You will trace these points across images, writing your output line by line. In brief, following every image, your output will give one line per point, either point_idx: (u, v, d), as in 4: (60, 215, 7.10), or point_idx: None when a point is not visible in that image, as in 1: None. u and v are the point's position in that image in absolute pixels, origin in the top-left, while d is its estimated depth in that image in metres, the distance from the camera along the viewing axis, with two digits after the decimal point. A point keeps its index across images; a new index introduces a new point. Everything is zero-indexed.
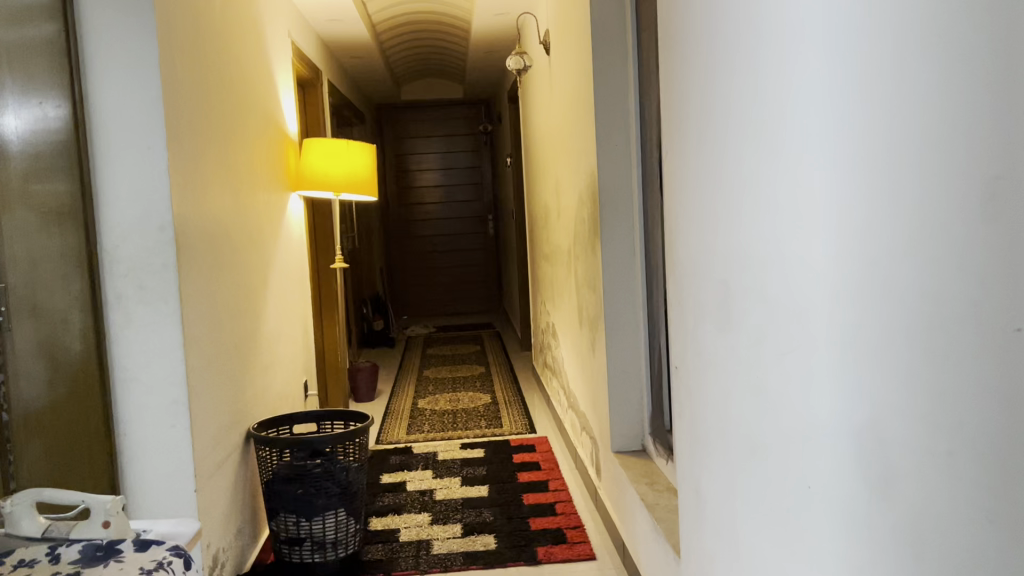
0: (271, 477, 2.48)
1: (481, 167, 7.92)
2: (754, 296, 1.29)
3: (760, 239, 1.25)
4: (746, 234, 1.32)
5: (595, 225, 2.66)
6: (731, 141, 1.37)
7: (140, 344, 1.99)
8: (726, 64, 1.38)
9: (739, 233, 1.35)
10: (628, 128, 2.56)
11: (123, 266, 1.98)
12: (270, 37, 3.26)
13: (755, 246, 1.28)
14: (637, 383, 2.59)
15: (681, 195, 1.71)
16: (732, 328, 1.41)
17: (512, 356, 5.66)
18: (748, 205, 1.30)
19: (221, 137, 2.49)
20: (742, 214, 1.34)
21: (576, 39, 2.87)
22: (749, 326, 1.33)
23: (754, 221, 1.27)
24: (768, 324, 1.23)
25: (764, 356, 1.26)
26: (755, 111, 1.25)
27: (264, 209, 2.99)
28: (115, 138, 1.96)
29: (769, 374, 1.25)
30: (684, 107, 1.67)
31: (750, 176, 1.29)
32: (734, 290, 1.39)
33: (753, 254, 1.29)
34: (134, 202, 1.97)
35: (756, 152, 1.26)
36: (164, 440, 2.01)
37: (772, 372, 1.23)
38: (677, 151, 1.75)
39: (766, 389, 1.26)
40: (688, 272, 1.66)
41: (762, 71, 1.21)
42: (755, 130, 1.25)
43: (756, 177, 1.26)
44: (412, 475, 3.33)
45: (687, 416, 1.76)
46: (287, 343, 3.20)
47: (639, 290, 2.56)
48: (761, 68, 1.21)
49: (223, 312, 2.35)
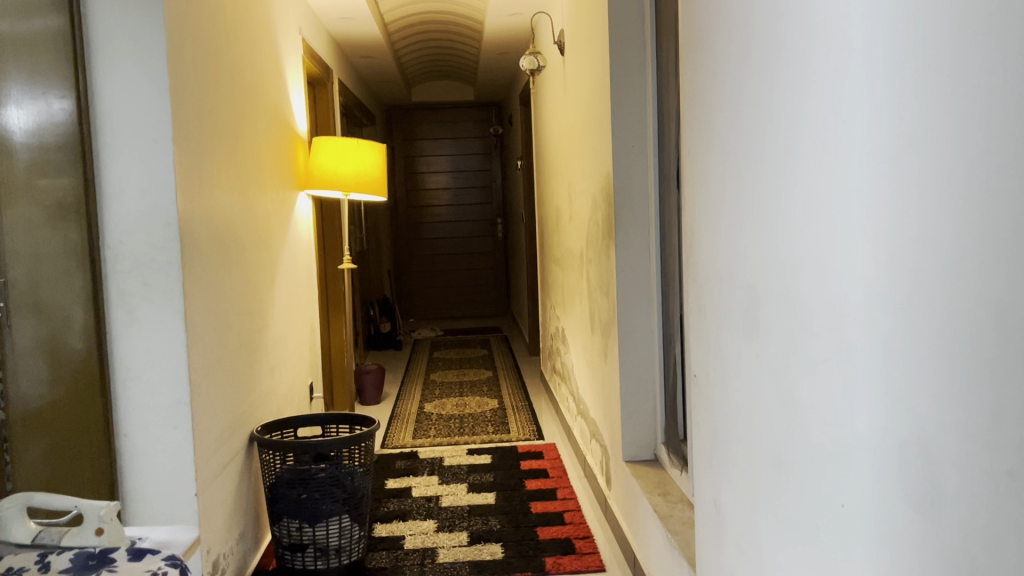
0: (274, 482, 2.43)
1: (491, 170, 7.87)
2: (784, 303, 1.23)
3: (793, 243, 1.19)
4: (776, 238, 1.26)
5: (609, 228, 2.60)
6: (761, 141, 1.31)
7: (143, 342, 1.93)
8: (757, 62, 1.32)
9: (768, 236, 1.30)
10: (645, 130, 2.50)
11: (127, 262, 1.92)
12: (280, 33, 3.20)
13: (785, 250, 1.22)
14: (650, 391, 2.52)
15: (703, 198, 1.65)
16: (759, 336, 1.35)
17: (521, 361, 5.60)
18: (780, 209, 1.24)
19: (230, 133, 2.44)
20: (772, 218, 1.28)
21: (592, 39, 2.81)
22: (777, 333, 1.27)
23: (786, 225, 1.22)
24: (800, 332, 1.17)
25: (795, 366, 1.20)
26: (788, 110, 1.19)
27: (272, 207, 2.93)
28: (120, 131, 1.90)
29: (799, 384, 1.19)
30: (709, 107, 1.61)
31: (782, 178, 1.23)
32: (762, 296, 1.33)
33: (783, 258, 1.23)
34: (138, 197, 1.91)
35: (788, 152, 1.20)
36: (166, 442, 1.95)
37: (802, 383, 1.17)
38: (700, 152, 1.68)
39: (796, 401, 1.20)
40: (710, 277, 1.60)
41: (798, 69, 1.15)
42: (788, 131, 1.20)
43: (789, 180, 1.20)
44: (417, 481, 3.27)
45: (705, 426, 1.70)
46: (293, 344, 3.14)
47: (654, 296, 2.50)
48: (796, 63, 1.16)
49: (229, 311, 2.29)
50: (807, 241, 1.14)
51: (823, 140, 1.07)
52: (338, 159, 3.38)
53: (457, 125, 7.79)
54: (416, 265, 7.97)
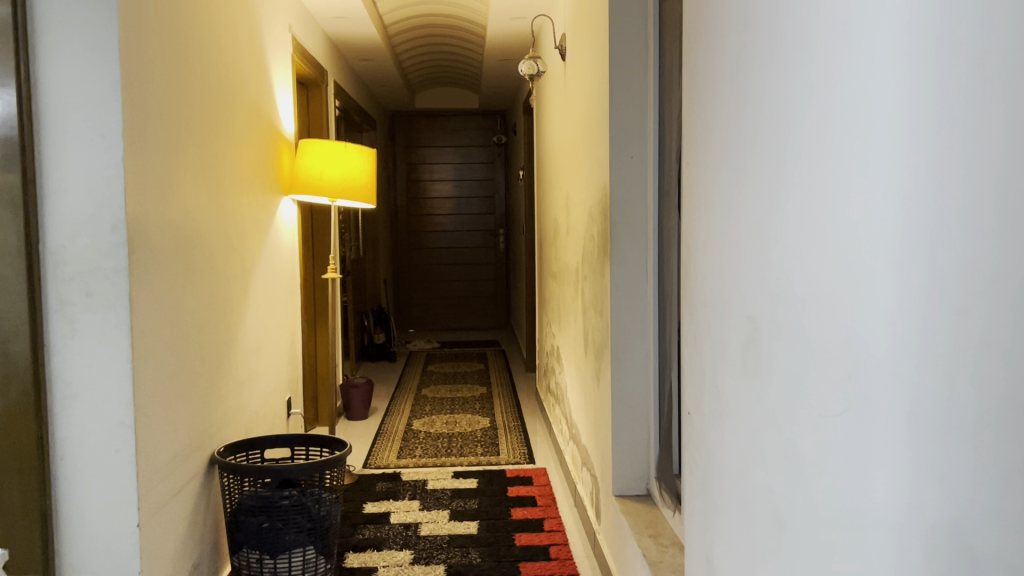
0: (235, 507, 2.25)
1: (494, 179, 7.70)
2: (790, 338, 1.06)
3: (803, 268, 1.01)
4: (785, 263, 1.07)
5: (604, 243, 2.43)
6: (770, 151, 1.13)
7: (85, 355, 1.76)
8: (769, 59, 1.14)
9: (774, 258, 1.11)
10: (645, 141, 2.32)
11: (69, 268, 1.75)
12: (266, 29, 3.05)
13: (793, 278, 1.04)
14: (644, 421, 2.34)
15: (705, 215, 1.46)
16: (758, 375, 1.17)
17: (516, 378, 5.41)
18: (791, 227, 1.05)
19: (202, 133, 2.27)
20: (779, 238, 1.09)
21: (592, 43, 2.64)
22: (781, 375, 1.09)
23: (797, 249, 1.03)
24: (807, 375, 1.00)
25: (802, 413, 1.02)
26: (802, 115, 1.01)
27: (250, 212, 2.76)
28: (67, 124, 1.74)
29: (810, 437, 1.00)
30: (713, 111, 1.42)
31: (793, 194, 1.04)
32: (764, 329, 1.15)
33: (790, 287, 1.05)
34: (84, 197, 1.74)
35: (801, 161, 1.02)
36: (106, 466, 1.77)
37: (812, 435, 0.99)
38: (702, 163, 1.50)
39: (803, 456, 1.02)
40: (709, 302, 1.42)
41: (815, 65, 0.97)
42: (801, 140, 1.02)
43: (801, 195, 1.02)
44: (397, 505, 3.09)
45: (697, 470, 1.51)
46: (269, 359, 2.97)
47: (650, 319, 2.32)
48: (814, 58, 0.97)
49: (188, 323, 2.12)
50: (820, 267, 0.95)
51: (843, 152, 0.89)
52: (324, 163, 3.21)
53: (461, 133, 7.63)
54: (415, 275, 7.80)
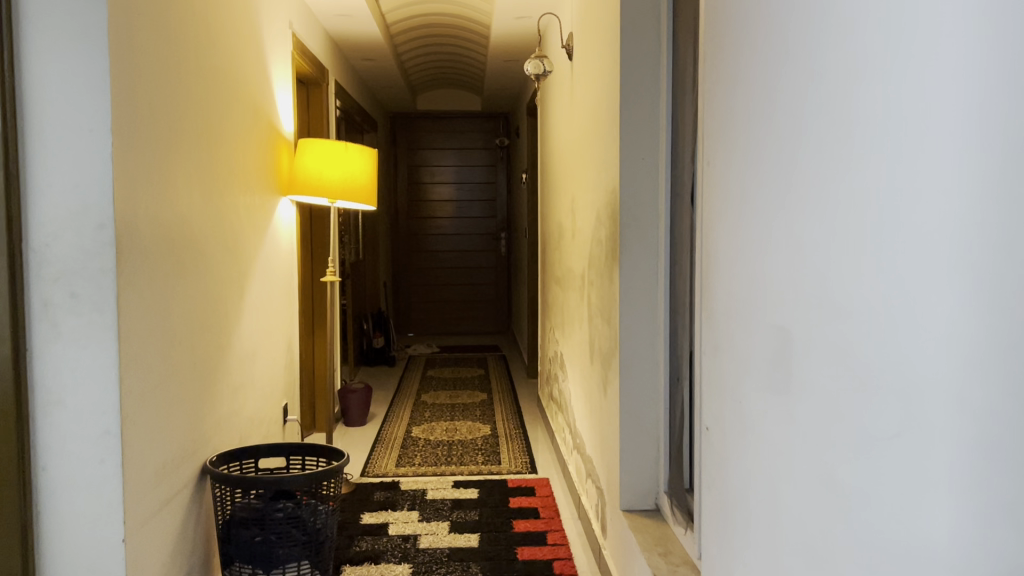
0: (226, 520, 2.15)
1: (496, 183, 7.61)
2: (828, 353, 0.97)
3: (845, 274, 0.92)
4: (821, 269, 0.98)
5: (613, 248, 2.34)
6: (805, 147, 1.04)
7: (70, 360, 1.67)
8: (804, 48, 1.05)
9: (809, 263, 1.02)
10: (656, 142, 2.23)
11: (52, 269, 1.66)
12: (265, 25, 2.96)
13: (833, 288, 0.95)
14: (653, 433, 2.25)
15: (727, 218, 1.37)
16: (790, 392, 1.08)
17: (518, 384, 5.32)
18: (829, 231, 0.96)
19: (196, 129, 2.18)
20: (816, 241, 1.00)
21: (602, 40, 2.55)
22: (817, 393, 1.00)
23: (836, 253, 0.94)
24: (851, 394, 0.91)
25: (842, 433, 0.93)
26: (844, 107, 0.92)
27: (247, 212, 2.68)
28: (51, 117, 1.65)
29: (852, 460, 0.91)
30: (737, 106, 1.33)
31: (833, 194, 0.95)
32: (796, 343, 1.06)
33: (829, 297, 0.96)
34: (68, 194, 1.65)
35: (843, 158, 0.92)
36: (89, 478, 1.68)
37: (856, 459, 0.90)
38: (722, 162, 1.41)
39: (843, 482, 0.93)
40: (730, 312, 1.33)
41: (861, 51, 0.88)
42: (841, 136, 0.93)
43: (842, 195, 0.93)
44: (395, 516, 3.00)
45: (716, 491, 1.42)
46: (264, 364, 2.87)
47: (661, 327, 2.23)
48: (860, 43, 0.88)
49: (179, 327, 2.03)
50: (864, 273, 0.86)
51: (892, 146, 0.80)
52: (324, 162, 3.11)
53: (463, 136, 7.54)
54: (415, 279, 7.72)
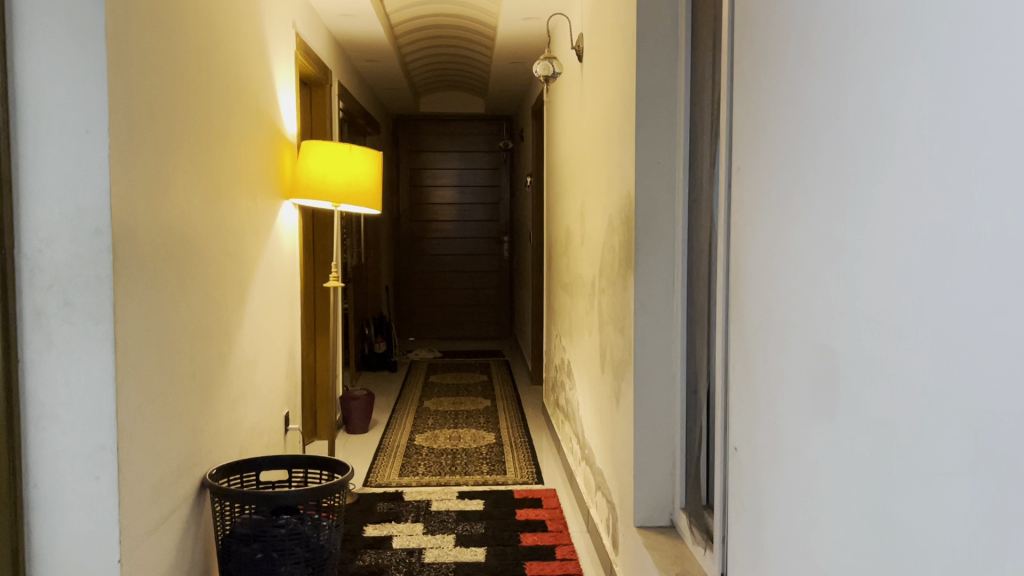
0: (226, 535, 2.08)
1: (499, 186, 7.54)
2: (888, 378, 0.89)
3: (910, 292, 0.84)
4: (887, 286, 0.90)
5: (627, 255, 2.27)
6: (861, 154, 0.96)
7: (64, 372, 1.60)
8: (864, 48, 0.97)
9: (867, 278, 0.95)
10: (674, 146, 2.16)
11: (46, 276, 1.59)
12: (268, 24, 2.89)
13: (895, 308, 0.88)
14: (669, 446, 2.18)
15: (763, 227, 1.29)
16: (840, 416, 1.01)
17: (521, 391, 5.24)
18: (895, 245, 0.89)
19: (197, 130, 2.10)
20: (875, 255, 0.93)
21: (616, 41, 2.47)
22: (874, 420, 0.93)
23: (908, 268, 0.86)
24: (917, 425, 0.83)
25: (912, 464, 0.85)
26: (910, 110, 0.84)
27: (249, 216, 2.60)
28: (45, 118, 1.58)
29: (920, 495, 0.84)
30: (778, 109, 1.25)
31: (898, 205, 0.88)
32: (847, 364, 0.99)
33: (889, 317, 0.89)
34: (63, 198, 1.58)
35: (915, 165, 0.85)
36: (83, 495, 1.60)
37: (930, 495, 0.82)
38: (759, 168, 1.33)
39: (908, 517, 0.86)
40: (767, 327, 1.25)
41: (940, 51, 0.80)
42: (906, 144, 0.85)
43: (912, 205, 0.85)
44: (399, 528, 2.92)
45: (746, 514, 1.35)
46: (266, 372, 2.80)
47: (677, 337, 2.15)
48: (940, 42, 0.80)
49: (178, 337, 1.95)
50: (939, 294, 0.79)
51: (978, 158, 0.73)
52: (327, 165, 3.03)
53: (466, 138, 7.47)
54: (417, 282, 7.64)
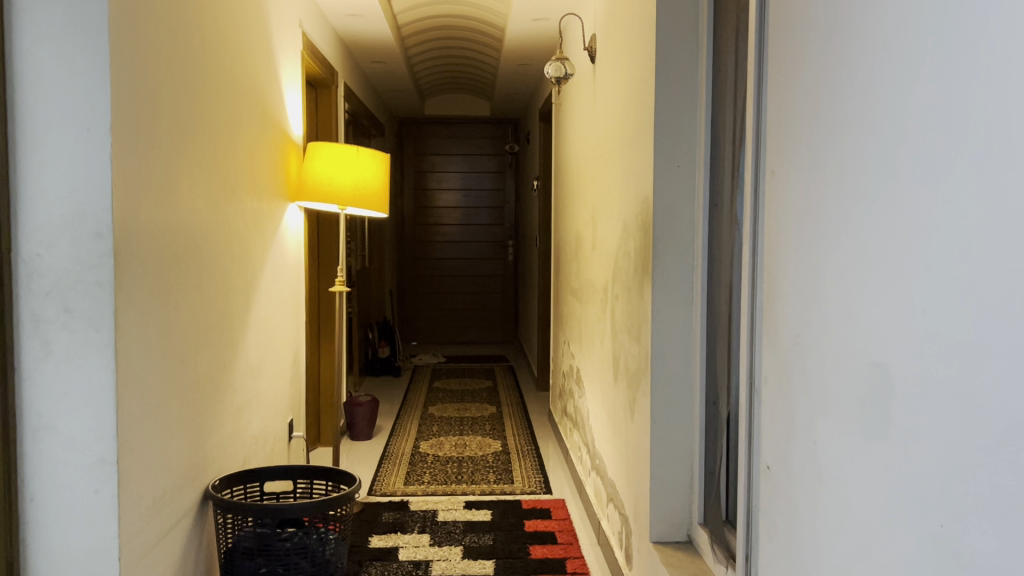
0: (229, 549, 2.00)
1: (504, 190, 7.48)
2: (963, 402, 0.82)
3: (999, 310, 0.77)
4: (957, 301, 0.83)
5: (644, 261, 2.20)
6: (927, 158, 0.89)
7: (64, 381, 1.53)
8: (928, 46, 0.90)
9: (931, 292, 0.88)
10: (694, 150, 2.08)
11: (45, 281, 1.52)
12: (275, 22, 2.82)
13: (974, 327, 0.81)
14: (686, 459, 2.11)
15: (805, 235, 1.23)
16: (896, 441, 0.94)
17: (527, 397, 5.18)
18: (970, 256, 0.82)
19: (203, 131, 2.03)
20: (944, 264, 0.86)
21: (631, 42, 2.41)
22: (941, 448, 0.86)
23: (985, 282, 0.79)
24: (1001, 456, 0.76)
25: (984, 494, 0.78)
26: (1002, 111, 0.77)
27: (254, 218, 2.53)
28: (46, 117, 1.52)
29: (994, 524, 0.77)
30: (825, 111, 1.18)
31: (975, 211, 0.81)
32: (907, 385, 0.92)
33: (967, 339, 0.82)
34: (63, 200, 1.51)
35: (994, 168, 0.78)
36: (82, 509, 1.53)
37: (1006, 531, 0.75)
38: (800, 173, 1.26)
39: (981, 554, 0.79)
40: (808, 340, 1.18)
41: None
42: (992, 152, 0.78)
43: (992, 211, 0.78)
44: (405, 540, 2.85)
45: (780, 538, 1.28)
46: (271, 379, 2.73)
47: (696, 347, 2.07)
48: None
49: (181, 343, 1.89)
50: None
51: None
52: (334, 167, 2.97)
53: (471, 142, 7.41)
54: (420, 286, 7.57)
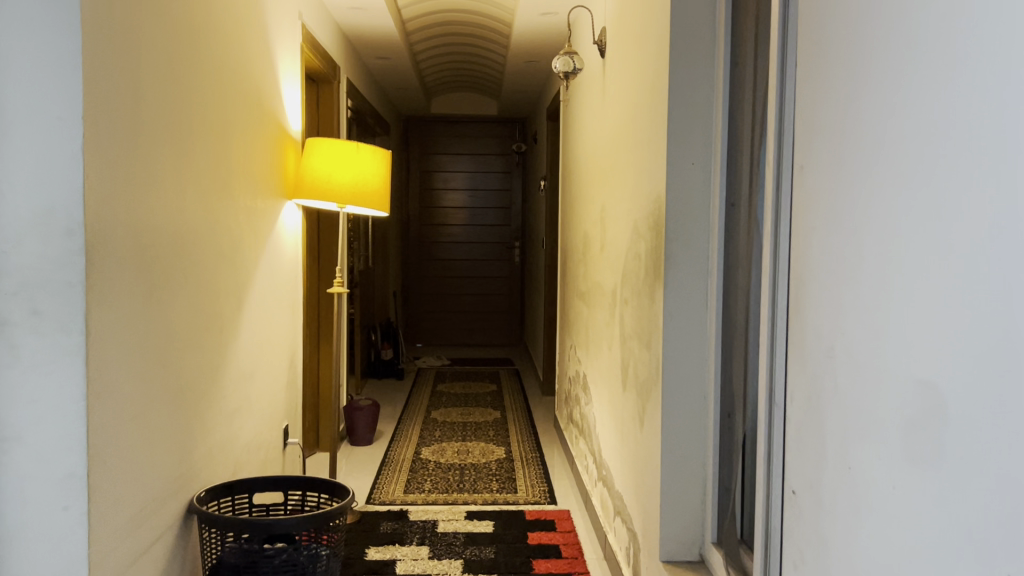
0: (214, 565, 1.89)
1: (511, 190, 7.37)
2: None
3: None
4: None
5: (655, 264, 2.08)
6: (992, 147, 0.77)
7: (31, 389, 1.42)
8: (989, 23, 0.78)
9: (998, 305, 0.76)
10: (710, 146, 1.96)
11: (13, 280, 1.42)
12: (272, 12, 2.71)
13: None
14: (700, 474, 1.99)
15: (838, 235, 1.10)
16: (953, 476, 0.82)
17: (532, 402, 5.06)
18: None
19: (189, 122, 1.92)
20: (1012, 271, 0.74)
21: (643, 33, 2.29)
22: (1008, 488, 0.73)
23: None
24: None
25: None
26: None
27: (248, 216, 2.42)
28: (15, 105, 1.41)
29: None
30: (862, 97, 1.06)
31: None
32: (965, 411, 0.80)
33: None
34: (33, 194, 1.41)
35: None
36: (50, 525, 1.42)
37: None
38: (833, 168, 1.14)
39: None
40: (843, 354, 1.06)
41: None
42: None
43: None
44: (403, 552, 2.74)
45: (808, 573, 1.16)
46: (265, 384, 2.62)
47: (711, 357, 1.95)
48: None
49: (164, 347, 1.78)
50: None
51: None
52: (332, 163, 2.85)
53: (478, 141, 7.30)
54: (425, 287, 7.46)
